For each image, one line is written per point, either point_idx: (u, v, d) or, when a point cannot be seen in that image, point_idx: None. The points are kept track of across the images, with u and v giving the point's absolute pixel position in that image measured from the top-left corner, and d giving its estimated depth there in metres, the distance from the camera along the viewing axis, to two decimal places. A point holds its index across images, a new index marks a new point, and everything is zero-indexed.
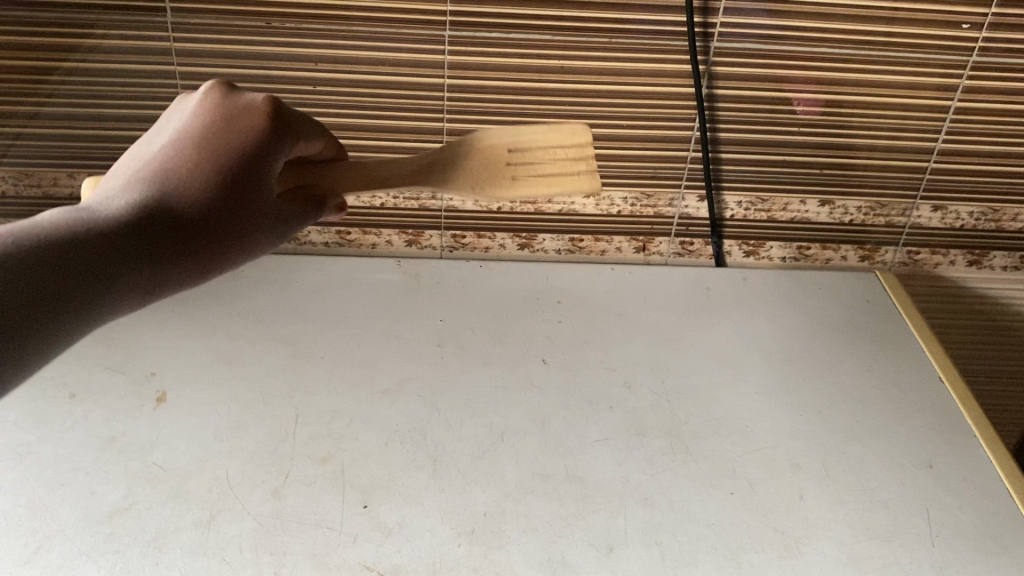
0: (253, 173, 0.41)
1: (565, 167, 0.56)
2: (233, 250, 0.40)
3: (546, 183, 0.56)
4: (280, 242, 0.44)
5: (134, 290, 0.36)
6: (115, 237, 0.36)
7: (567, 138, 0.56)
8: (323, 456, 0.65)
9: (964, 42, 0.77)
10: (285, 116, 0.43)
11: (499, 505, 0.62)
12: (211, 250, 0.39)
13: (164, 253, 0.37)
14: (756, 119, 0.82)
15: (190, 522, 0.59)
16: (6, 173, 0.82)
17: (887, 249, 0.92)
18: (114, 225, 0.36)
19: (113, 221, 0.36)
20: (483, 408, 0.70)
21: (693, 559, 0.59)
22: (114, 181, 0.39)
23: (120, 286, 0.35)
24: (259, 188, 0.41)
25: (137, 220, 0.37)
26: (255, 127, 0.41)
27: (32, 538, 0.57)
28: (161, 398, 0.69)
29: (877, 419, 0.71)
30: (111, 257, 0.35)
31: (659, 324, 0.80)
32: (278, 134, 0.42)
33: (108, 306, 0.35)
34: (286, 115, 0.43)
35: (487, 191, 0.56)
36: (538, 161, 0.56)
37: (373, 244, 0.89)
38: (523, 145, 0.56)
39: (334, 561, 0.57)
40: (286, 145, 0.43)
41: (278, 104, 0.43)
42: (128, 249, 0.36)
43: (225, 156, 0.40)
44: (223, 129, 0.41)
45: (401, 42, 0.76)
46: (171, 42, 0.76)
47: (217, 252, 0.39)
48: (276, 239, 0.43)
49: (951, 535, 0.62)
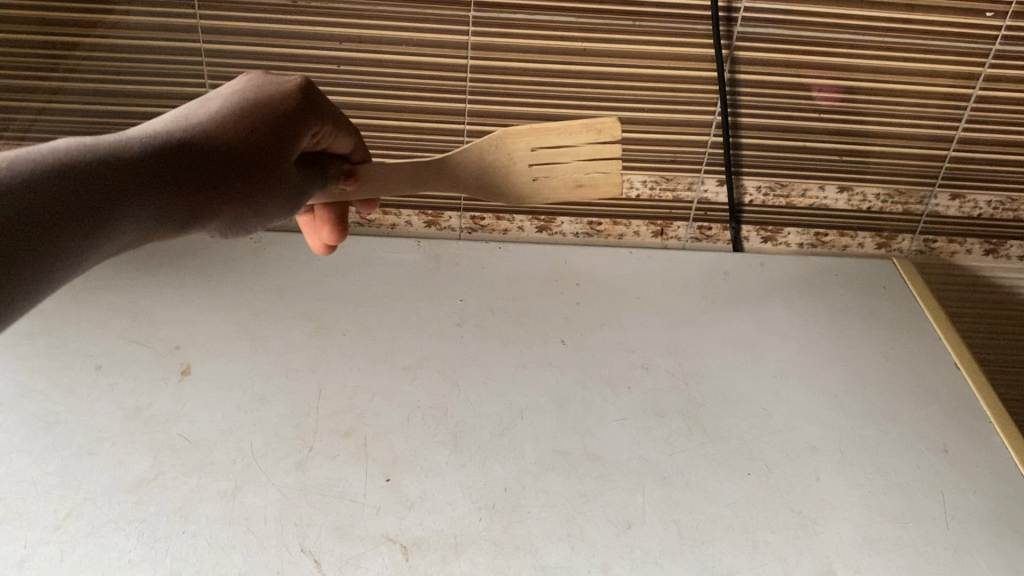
0: (282, 136, 0.46)
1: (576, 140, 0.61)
2: (256, 197, 0.44)
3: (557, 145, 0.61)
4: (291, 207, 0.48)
5: (161, 210, 0.39)
6: (165, 162, 0.39)
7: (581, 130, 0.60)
8: (346, 430, 0.66)
9: (987, 30, 0.77)
10: (316, 95, 0.50)
11: (521, 482, 0.63)
12: (241, 192, 0.43)
13: (201, 185, 0.41)
14: (776, 105, 0.83)
15: (215, 492, 0.60)
16: (31, 148, 0.83)
17: (903, 238, 0.93)
18: (144, 154, 0.39)
19: (164, 147, 0.40)
20: (502, 386, 0.71)
21: (711, 537, 0.60)
22: (145, 125, 0.43)
23: (151, 204, 0.38)
24: (286, 150, 0.46)
25: (184, 151, 0.41)
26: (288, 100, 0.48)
27: (63, 504, 0.58)
28: (185, 370, 0.70)
29: (894, 403, 0.72)
30: (157, 178, 0.39)
31: (676, 306, 0.81)
32: (307, 111, 0.48)
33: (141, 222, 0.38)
34: (316, 98, 0.50)
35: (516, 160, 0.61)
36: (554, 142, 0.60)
37: (393, 224, 0.90)
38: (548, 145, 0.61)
39: (357, 532, 0.58)
40: (314, 121, 0.49)
41: (311, 85, 0.50)
42: (174, 174, 0.40)
43: (262, 117, 0.46)
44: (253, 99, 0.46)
45: (425, 23, 0.77)
46: (196, 19, 0.76)
47: (244, 195, 0.43)
48: (288, 205, 0.48)
49: (966, 519, 0.62)
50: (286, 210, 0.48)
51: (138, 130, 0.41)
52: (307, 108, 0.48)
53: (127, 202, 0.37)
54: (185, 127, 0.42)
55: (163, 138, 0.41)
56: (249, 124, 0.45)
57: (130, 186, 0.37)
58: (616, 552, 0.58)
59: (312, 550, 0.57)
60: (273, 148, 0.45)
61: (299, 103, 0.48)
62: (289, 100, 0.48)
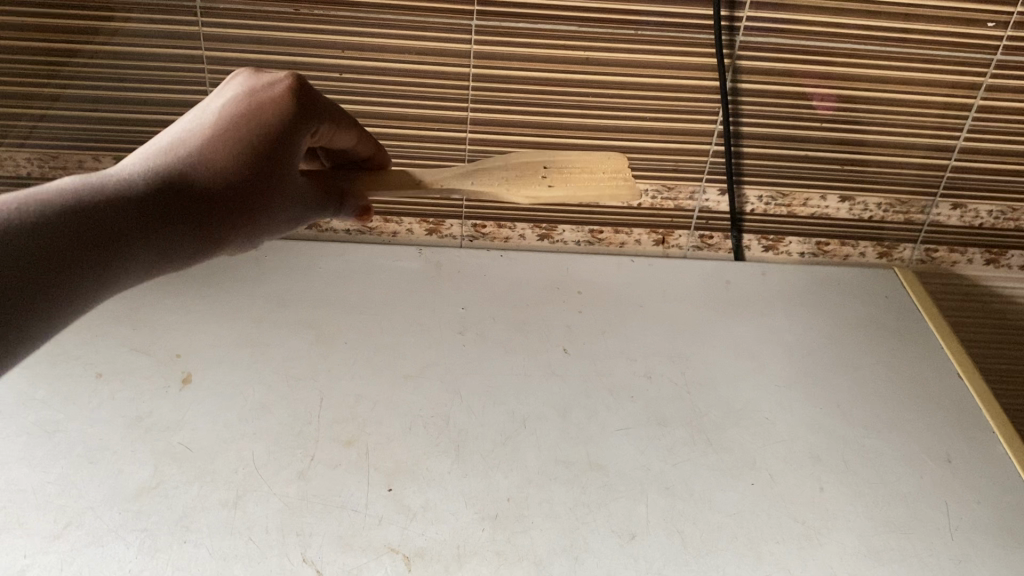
0: (283, 148, 0.45)
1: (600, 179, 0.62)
2: (259, 219, 0.44)
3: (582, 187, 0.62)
4: (296, 219, 0.48)
5: (160, 248, 0.39)
6: (158, 199, 0.39)
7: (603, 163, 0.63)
8: (348, 439, 0.65)
9: (989, 41, 0.78)
10: (312, 93, 0.48)
11: (524, 492, 0.62)
12: (242, 218, 0.43)
13: (198, 218, 0.41)
14: (778, 114, 0.83)
15: (216, 502, 0.60)
16: (31, 154, 0.83)
17: (905, 247, 0.93)
18: (137, 194, 0.39)
19: (157, 184, 0.40)
20: (504, 394, 0.70)
21: (715, 548, 0.59)
22: (140, 152, 0.42)
23: (149, 245, 0.38)
24: (287, 163, 0.45)
25: (178, 186, 0.40)
26: (285, 106, 0.46)
27: (62, 514, 0.58)
28: (186, 378, 0.70)
29: (897, 412, 0.72)
30: (151, 218, 0.39)
31: (679, 314, 0.81)
32: (303, 113, 0.47)
33: (142, 262, 0.38)
34: (313, 95, 0.48)
35: (524, 193, 0.62)
36: (575, 175, 0.63)
37: (394, 232, 0.90)
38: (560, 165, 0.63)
39: (360, 542, 0.58)
40: (311, 121, 0.48)
41: (305, 82, 0.48)
42: (169, 211, 0.39)
43: (260, 129, 0.44)
44: (252, 107, 0.45)
45: (427, 31, 0.77)
46: (198, 26, 0.76)
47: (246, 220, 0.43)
48: (292, 219, 0.47)
49: (970, 529, 0.62)
50: (298, 218, 0.48)
51: (132, 161, 0.41)
52: (307, 109, 0.47)
53: (125, 246, 0.37)
54: (181, 156, 0.42)
55: (158, 173, 0.40)
56: (251, 138, 0.44)
57: (126, 230, 0.37)
58: (619, 563, 0.58)
59: (314, 561, 0.56)
60: (278, 156, 0.45)
61: (296, 106, 0.47)
62: (286, 104, 0.46)
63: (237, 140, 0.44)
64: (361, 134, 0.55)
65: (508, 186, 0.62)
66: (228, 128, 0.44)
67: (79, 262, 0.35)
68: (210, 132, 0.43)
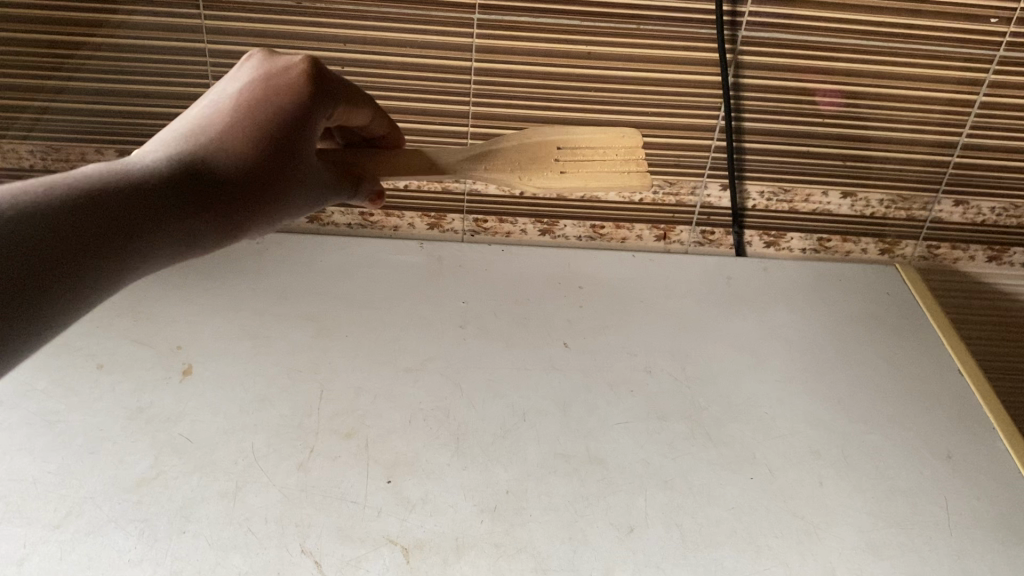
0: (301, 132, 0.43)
1: (613, 166, 0.61)
2: (280, 203, 0.43)
3: (593, 176, 0.61)
4: (316, 203, 0.46)
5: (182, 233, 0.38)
6: (178, 184, 0.38)
7: (616, 142, 0.61)
8: (347, 431, 0.66)
9: (992, 36, 0.77)
10: (326, 74, 0.46)
11: (522, 484, 0.62)
12: (265, 203, 0.41)
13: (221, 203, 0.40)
14: (780, 110, 0.83)
15: (215, 493, 0.60)
16: (34, 147, 0.83)
17: (907, 243, 0.93)
18: (153, 181, 0.38)
19: (172, 171, 0.39)
20: (504, 388, 0.70)
21: (713, 542, 0.59)
22: (155, 139, 0.41)
23: (170, 231, 0.37)
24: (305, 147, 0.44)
25: (194, 171, 0.39)
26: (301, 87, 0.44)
27: (62, 504, 0.58)
28: (187, 370, 0.70)
29: (897, 408, 0.72)
30: (170, 204, 0.38)
31: (679, 309, 0.81)
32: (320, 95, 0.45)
33: (164, 249, 0.37)
34: (328, 76, 0.46)
35: (535, 181, 0.61)
36: (585, 158, 0.61)
37: (396, 226, 0.90)
38: (573, 143, 0.61)
39: (358, 533, 0.58)
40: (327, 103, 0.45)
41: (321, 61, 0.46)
42: (190, 195, 0.38)
43: (275, 112, 0.43)
44: (267, 88, 0.44)
45: (430, 25, 0.77)
46: (201, 19, 0.76)
47: (270, 206, 0.42)
48: (312, 204, 0.46)
49: (969, 525, 0.62)
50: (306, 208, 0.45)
51: (148, 149, 0.40)
52: (323, 92, 0.45)
53: (144, 232, 0.36)
54: (196, 142, 0.40)
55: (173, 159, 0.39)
56: (265, 121, 0.42)
57: (145, 217, 0.36)
58: (617, 556, 0.58)
59: (313, 552, 0.57)
60: (294, 141, 0.43)
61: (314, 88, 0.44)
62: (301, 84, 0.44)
63: (254, 126, 0.42)
64: (379, 115, 0.53)
65: (519, 172, 0.61)
66: (245, 113, 0.42)
67: (92, 252, 0.34)
68: (229, 114, 0.42)
